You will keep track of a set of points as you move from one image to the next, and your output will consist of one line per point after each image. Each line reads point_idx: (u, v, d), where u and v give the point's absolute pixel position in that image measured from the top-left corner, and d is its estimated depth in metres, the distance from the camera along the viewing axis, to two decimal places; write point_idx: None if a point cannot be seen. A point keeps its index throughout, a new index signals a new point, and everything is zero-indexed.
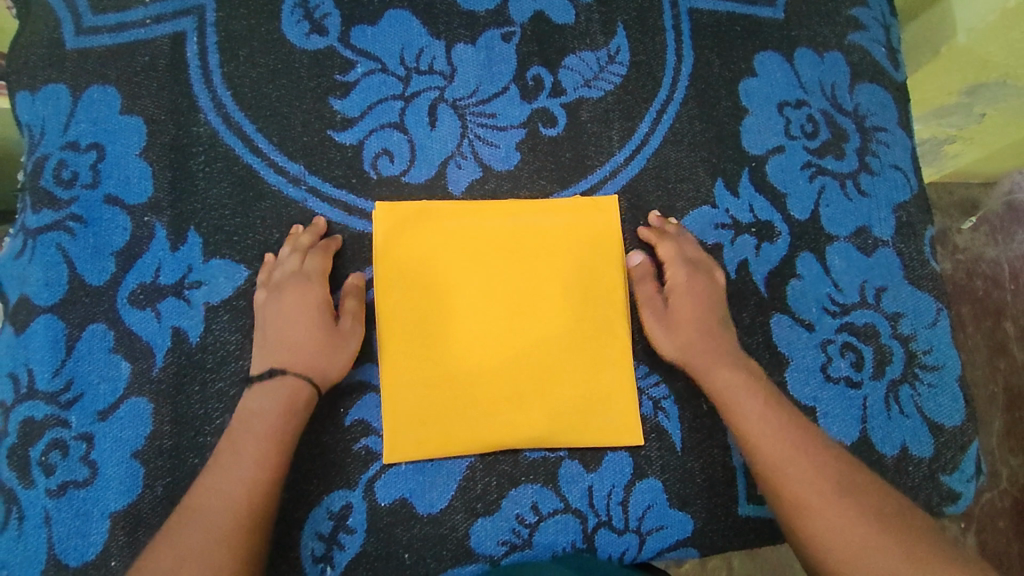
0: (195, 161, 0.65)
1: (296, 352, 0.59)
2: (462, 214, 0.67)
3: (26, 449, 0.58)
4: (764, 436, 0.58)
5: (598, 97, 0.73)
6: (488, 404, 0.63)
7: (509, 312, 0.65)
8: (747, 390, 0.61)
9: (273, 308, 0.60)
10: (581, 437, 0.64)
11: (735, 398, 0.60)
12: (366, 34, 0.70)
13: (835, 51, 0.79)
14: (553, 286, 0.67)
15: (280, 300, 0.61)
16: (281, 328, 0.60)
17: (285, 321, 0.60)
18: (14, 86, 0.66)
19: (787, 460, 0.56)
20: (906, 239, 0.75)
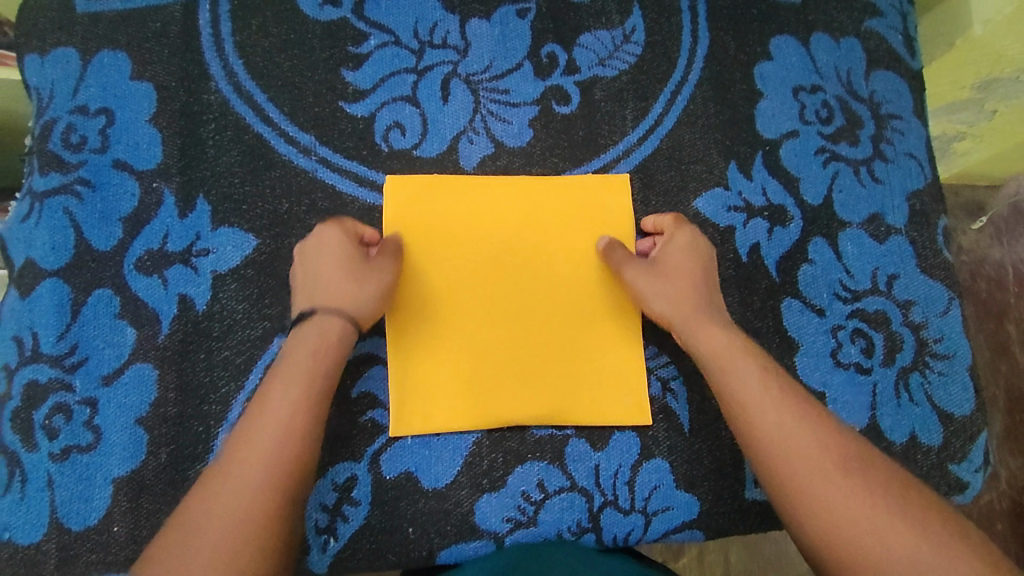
0: (205, 129, 0.65)
1: (329, 282, 0.57)
2: (471, 187, 0.66)
3: (30, 412, 0.57)
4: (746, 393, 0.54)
5: (612, 77, 0.72)
6: (493, 378, 0.63)
7: (517, 289, 0.65)
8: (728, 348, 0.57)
9: (309, 251, 0.60)
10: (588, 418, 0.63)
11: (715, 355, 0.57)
12: (380, 6, 0.69)
13: (852, 38, 0.78)
14: (564, 264, 0.66)
15: (315, 244, 0.60)
16: (315, 269, 0.59)
17: (320, 265, 0.58)
18: (24, 49, 0.65)
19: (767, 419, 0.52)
20: (919, 227, 0.74)
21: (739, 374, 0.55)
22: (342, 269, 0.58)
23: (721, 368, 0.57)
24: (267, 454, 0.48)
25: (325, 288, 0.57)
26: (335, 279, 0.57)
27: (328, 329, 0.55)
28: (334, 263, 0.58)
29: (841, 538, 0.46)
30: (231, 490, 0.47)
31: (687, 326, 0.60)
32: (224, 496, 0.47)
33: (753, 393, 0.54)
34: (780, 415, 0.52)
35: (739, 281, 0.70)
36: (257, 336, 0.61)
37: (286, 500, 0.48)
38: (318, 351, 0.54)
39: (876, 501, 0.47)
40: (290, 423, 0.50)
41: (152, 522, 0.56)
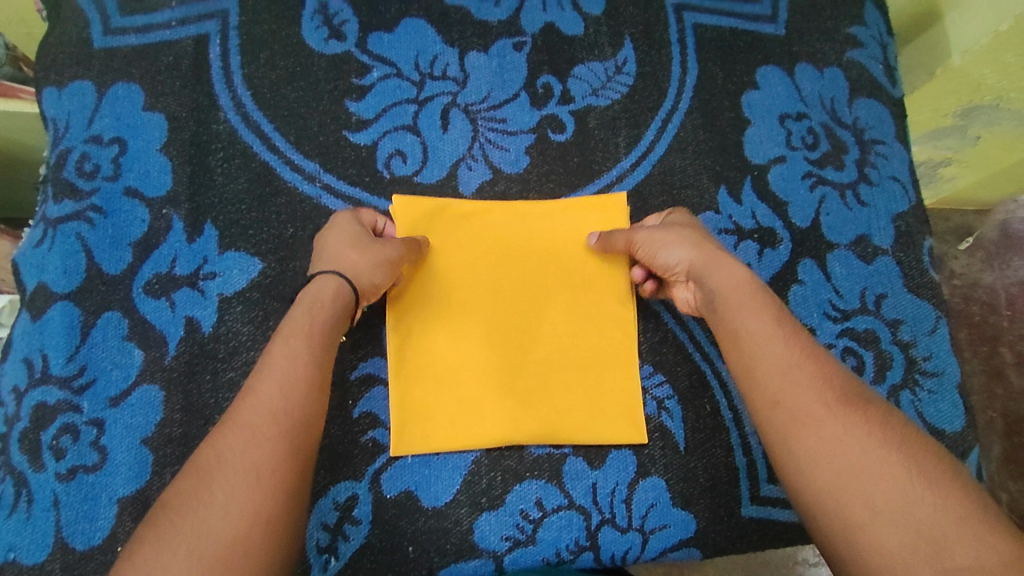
0: (214, 158, 0.67)
1: (337, 250, 0.59)
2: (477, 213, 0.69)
3: (38, 433, 0.58)
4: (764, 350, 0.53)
5: (605, 106, 0.75)
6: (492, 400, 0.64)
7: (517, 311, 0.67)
8: (747, 301, 0.55)
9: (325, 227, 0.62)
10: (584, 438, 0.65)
11: (731, 308, 0.56)
12: (382, 40, 0.73)
13: (834, 67, 0.81)
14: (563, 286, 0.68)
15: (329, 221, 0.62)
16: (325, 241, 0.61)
17: (331, 238, 0.60)
18: (42, 83, 0.68)
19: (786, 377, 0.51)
20: (905, 248, 0.77)
21: (747, 312, 0.55)
22: (352, 240, 0.60)
23: (731, 305, 0.56)
24: (280, 407, 0.48)
25: (332, 256, 0.59)
26: (343, 248, 0.59)
27: (329, 285, 0.56)
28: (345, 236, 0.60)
29: (830, 475, 0.46)
30: (245, 439, 0.46)
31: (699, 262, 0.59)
32: (238, 446, 0.46)
33: (761, 332, 0.53)
34: (788, 354, 0.52)
35: None
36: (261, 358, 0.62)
37: (303, 450, 0.48)
38: (318, 304, 0.55)
39: (873, 440, 0.46)
40: (300, 376, 0.50)
41: None
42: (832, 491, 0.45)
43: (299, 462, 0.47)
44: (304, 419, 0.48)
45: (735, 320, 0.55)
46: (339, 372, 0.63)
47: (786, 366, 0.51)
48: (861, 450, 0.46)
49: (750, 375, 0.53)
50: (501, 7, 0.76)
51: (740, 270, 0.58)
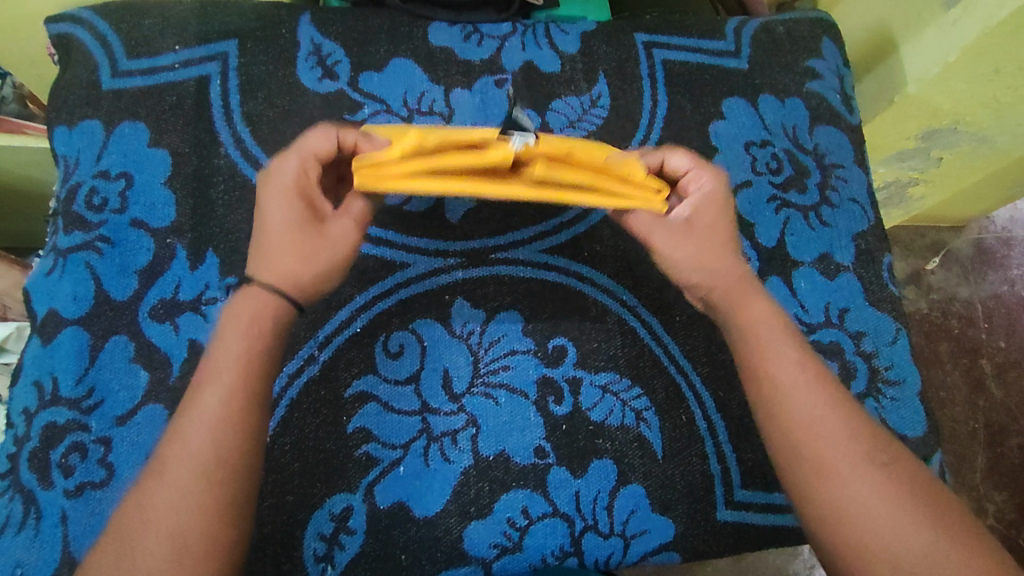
0: (216, 190, 0.72)
1: (274, 244, 0.54)
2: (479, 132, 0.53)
3: (48, 452, 0.61)
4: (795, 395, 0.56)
5: (582, 136, 0.81)
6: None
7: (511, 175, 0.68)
8: (772, 341, 0.58)
9: (263, 194, 0.55)
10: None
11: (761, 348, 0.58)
12: (372, 79, 0.78)
13: (795, 98, 0.88)
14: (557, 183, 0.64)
15: (266, 187, 0.55)
16: (262, 219, 0.55)
17: (266, 221, 0.55)
18: (54, 122, 0.73)
19: (806, 421, 0.55)
20: (865, 265, 0.82)
21: (775, 352, 0.58)
22: (288, 230, 0.54)
23: (762, 345, 0.58)
24: (204, 459, 0.48)
25: (271, 254, 0.54)
26: (278, 260, 0.54)
27: (264, 300, 0.54)
28: (281, 218, 0.54)
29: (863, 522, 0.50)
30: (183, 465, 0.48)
31: (727, 297, 0.60)
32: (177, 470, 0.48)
33: (794, 377, 0.56)
34: (816, 399, 0.55)
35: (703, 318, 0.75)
36: None
37: (240, 492, 0.49)
38: (247, 326, 0.53)
39: (887, 496, 0.51)
40: (227, 415, 0.50)
41: None
42: (851, 545, 0.50)
43: (229, 511, 0.48)
44: (231, 466, 0.49)
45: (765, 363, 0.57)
46: (331, 386, 0.67)
47: (813, 412, 0.55)
48: (878, 496, 0.51)
49: (784, 419, 0.55)
50: (483, 47, 0.82)
51: (765, 306, 0.60)
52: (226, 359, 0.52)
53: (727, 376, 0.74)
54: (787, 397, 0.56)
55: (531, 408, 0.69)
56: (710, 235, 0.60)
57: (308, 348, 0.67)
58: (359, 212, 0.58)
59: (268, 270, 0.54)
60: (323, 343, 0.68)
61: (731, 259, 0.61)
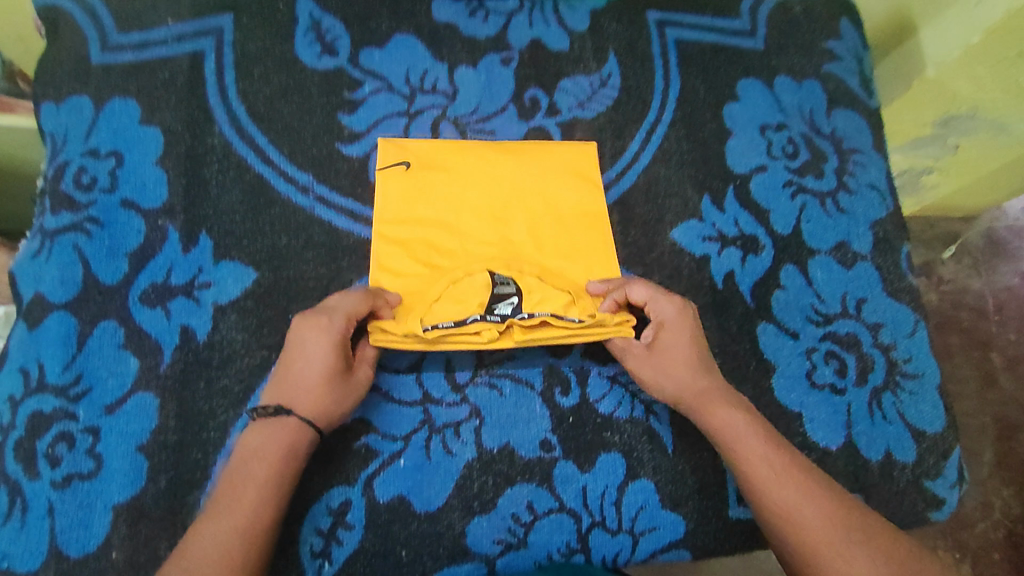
0: (209, 170, 0.69)
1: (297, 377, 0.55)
2: (472, 292, 0.62)
3: (34, 441, 0.59)
4: (776, 485, 0.54)
5: (591, 118, 0.77)
6: (487, 156, 0.72)
7: (510, 196, 0.71)
8: (748, 435, 0.57)
9: (293, 332, 0.57)
10: (534, 144, 0.74)
11: (739, 443, 0.57)
12: (374, 56, 0.75)
13: (812, 80, 0.84)
14: (554, 241, 0.70)
15: (299, 328, 0.57)
16: (287, 358, 0.56)
17: (292, 365, 0.55)
18: (40, 98, 0.70)
19: (796, 507, 0.52)
20: (883, 254, 0.79)
21: (755, 454, 0.56)
22: (314, 375, 0.55)
23: (743, 458, 0.56)
24: (238, 559, 0.48)
25: (289, 387, 0.55)
26: (307, 390, 0.54)
27: (281, 433, 0.53)
28: (308, 365, 0.55)
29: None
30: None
31: (695, 407, 0.60)
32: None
33: (785, 488, 0.53)
34: (811, 505, 0.52)
35: (715, 307, 0.73)
36: (254, 364, 0.63)
37: None
38: (267, 456, 0.52)
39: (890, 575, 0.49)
40: (246, 527, 0.49)
41: (151, 548, 0.58)
42: None
43: None
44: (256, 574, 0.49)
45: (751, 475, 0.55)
46: None
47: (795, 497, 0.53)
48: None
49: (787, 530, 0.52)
50: (489, 24, 0.79)
51: (739, 410, 0.59)
52: (243, 482, 0.51)
53: (739, 368, 0.71)
54: (769, 495, 0.54)
55: (537, 400, 0.66)
56: (672, 350, 0.61)
57: None
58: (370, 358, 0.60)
59: (288, 400, 0.54)
60: None
61: (706, 374, 0.61)
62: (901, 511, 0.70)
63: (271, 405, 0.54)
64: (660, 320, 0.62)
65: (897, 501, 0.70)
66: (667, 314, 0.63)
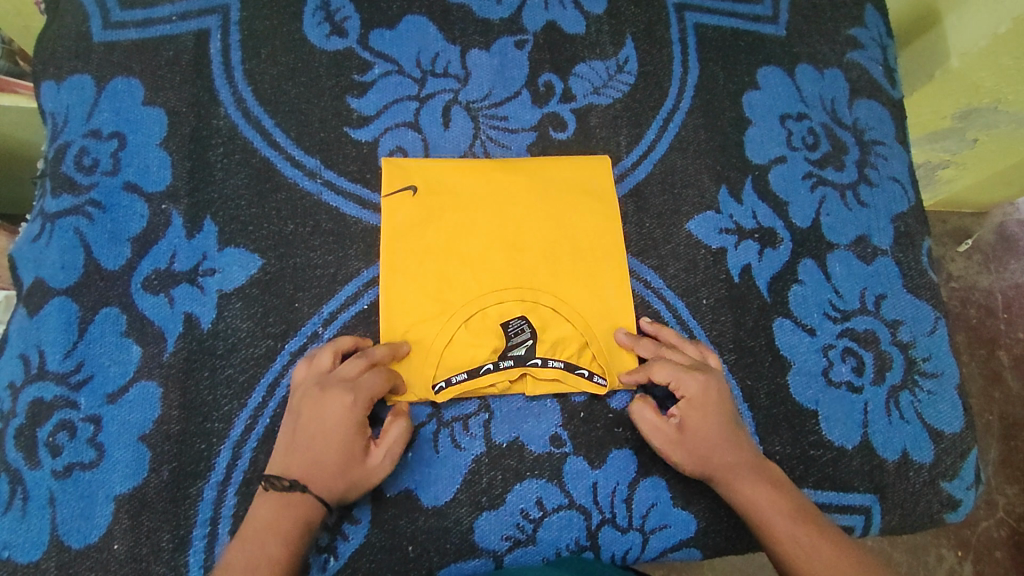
0: (213, 153, 0.67)
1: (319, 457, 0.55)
2: (485, 336, 0.64)
3: (34, 430, 0.58)
4: (809, 561, 0.53)
5: (607, 105, 0.75)
6: (500, 182, 0.70)
7: (523, 219, 0.69)
8: (775, 510, 0.57)
9: (311, 406, 0.56)
10: (550, 161, 0.72)
11: (768, 519, 0.56)
12: (384, 37, 0.73)
13: (835, 68, 0.82)
14: (568, 264, 0.68)
15: (320, 404, 0.56)
16: (303, 426, 0.56)
17: (308, 442, 0.55)
18: (40, 76, 0.67)
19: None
20: (904, 249, 0.77)
21: (782, 527, 0.56)
22: (335, 458, 0.55)
23: (774, 532, 0.56)
24: None
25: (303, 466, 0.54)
26: (323, 455, 0.55)
27: (293, 511, 0.53)
28: (330, 447, 0.55)
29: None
30: None
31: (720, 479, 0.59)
32: None
33: (819, 559, 0.53)
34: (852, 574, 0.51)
35: (731, 302, 0.71)
36: (259, 354, 0.62)
37: None
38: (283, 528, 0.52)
39: None
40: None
41: (153, 540, 0.56)
42: None
43: None
44: None
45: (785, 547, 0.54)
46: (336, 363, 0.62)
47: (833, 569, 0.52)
48: None
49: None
50: (502, 5, 0.76)
51: (765, 486, 0.58)
52: (257, 558, 0.50)
53: (753, 364, 0.70)
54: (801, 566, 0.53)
55: (548, 395, 0.65)
56: (699, 424, 0.60)
57: (312, 324, 0.63)
58: (398, 435, 0.59)
59: (303, 474, 0.54)
60: (328, 320, 0.64)
61: (732, 449, 0.60)
62: (916, 512, 0.69)
63: (287, 477, 0.54)
64: (686, 397, 0.61)
65: (911, 502, 0.69)
66: (695, 385, 0.61)
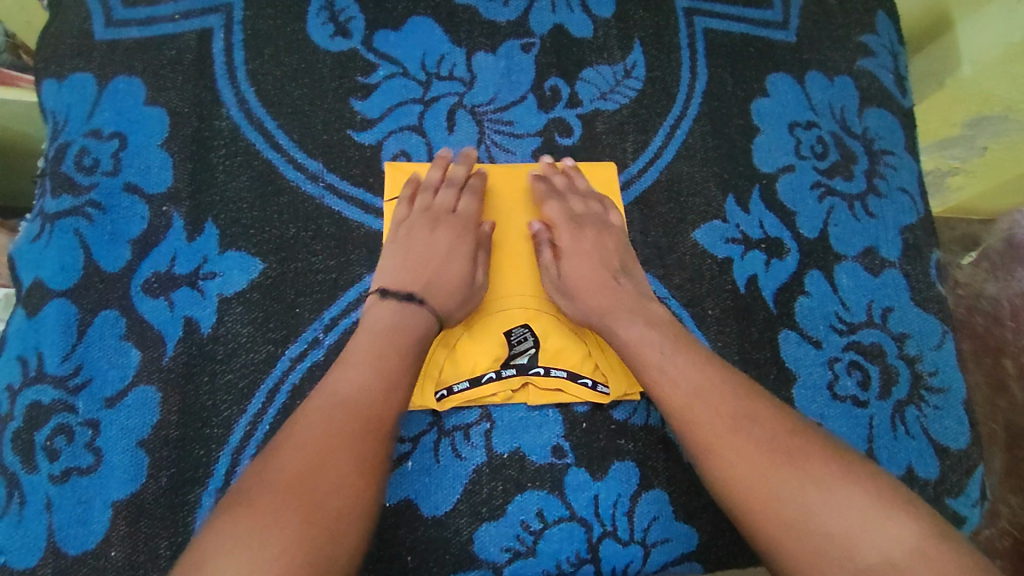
0: (216, 154, 0.66)
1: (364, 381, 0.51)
2: (489, 343, 0.64)
3: (31, 433, 0.57)
4: (673, 390, 0.54)
5: (614, 110, 0.74)
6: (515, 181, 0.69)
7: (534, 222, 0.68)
8: (650, 346, 0.57)
9: (423, 233, 0.63)
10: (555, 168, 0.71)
11: (641, 356, 0.57)
12: (389, 38, 0.72)
13: (845, 76, 0.81)
14: None
15: (433, 232, 0.63)
16: (415, 250, 0.62)
17: (373, 333, 0.55)
18: (41, 74, 0.67)
19: (698, 408, 0.52)
20: (912, 261, 0.76)
21: (652, 359, 0.56)
22: (457, 276, 0.61)
23: (645, 362, 0.56)
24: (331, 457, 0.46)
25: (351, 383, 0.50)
26: (441, 269, 0.61)
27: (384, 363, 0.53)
28: (449, 266, 0.61)
29: (763, 514, 0.46)
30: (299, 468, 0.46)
31: (599, 322, 0.61)
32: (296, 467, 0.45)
33: (686, 393, 0.53)
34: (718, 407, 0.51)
35: (736, 313, 0.70)
36: (259, 359, 0.61)
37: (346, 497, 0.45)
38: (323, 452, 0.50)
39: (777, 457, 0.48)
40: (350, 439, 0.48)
41: (151, 547, 0.56)
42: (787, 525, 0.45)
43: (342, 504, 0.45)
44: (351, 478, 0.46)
45: (656, 377, 0.55)
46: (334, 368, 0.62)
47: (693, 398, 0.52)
48: (771, 462, 0.48)
49: (685, 431, 0.52)
50: (509, 7, 0.75)
51: (640, 323, 0.59)
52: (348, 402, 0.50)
53: (758, 377, 0.69)
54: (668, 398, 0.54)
55: (550, 405, 0.64)
56: (581, 268, 0.63)
57: (312, 330, 0.63)
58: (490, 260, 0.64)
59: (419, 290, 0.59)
60: (329, 326, 0.63)
61: (608, 293, 0.61)
62: None
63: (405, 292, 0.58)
64: (562, 245, 0.65)
65: None
66: (582, 227, 0.65)
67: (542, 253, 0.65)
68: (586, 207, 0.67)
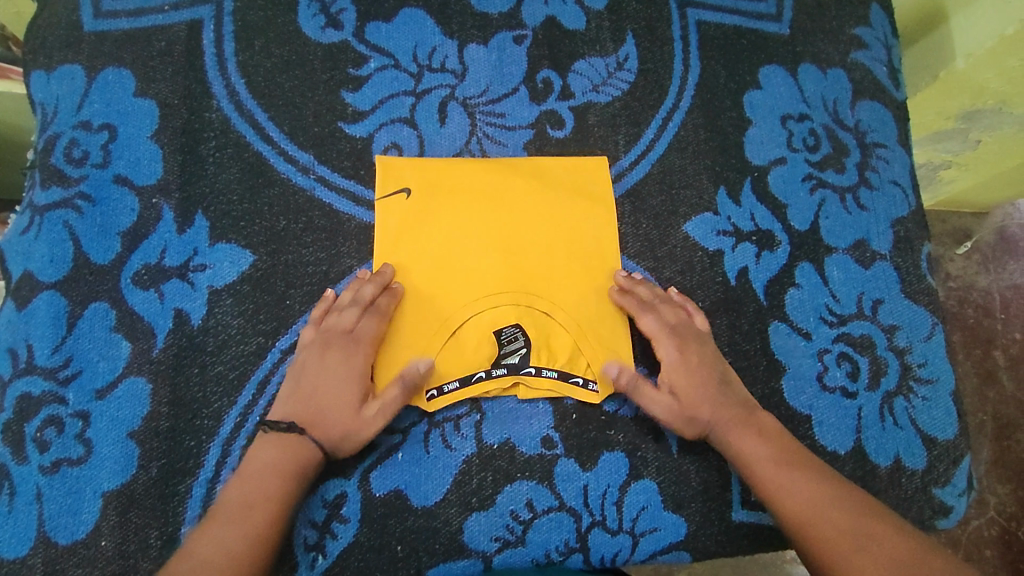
0: (206, 146, 0.66)
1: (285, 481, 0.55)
2: (479, 342, 0.64)
3: (22, 425, 0.57)
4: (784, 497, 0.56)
5: (606, 103, 0.74)
6: (499, 181, 0.69)
7: (516, 223, 0.68)
8: (768, 459, 0.58)
9: (315, 365, 0.59)
10: (546, 159, 0.71)
11: (754, 468, 0.59)
12: (380, 30, 0.71)
13: (838, 69, 0.80)
14: (567, 265, 0.68)
15: (324, 358, 0.59)
16: (315, 376, 0.59)
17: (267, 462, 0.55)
18: (30, 66, 0.67)
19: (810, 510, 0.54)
20: (903, 254, 0.76)
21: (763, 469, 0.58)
22: (348, 402, 0.58)
23: (761, 478, 0.58)
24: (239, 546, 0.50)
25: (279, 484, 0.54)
26: (327, 398, 0.58)
27: (290, 451, 0.56)
28: (340, 395, 0.58)
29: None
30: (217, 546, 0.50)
31: (722, 432, 0.61)
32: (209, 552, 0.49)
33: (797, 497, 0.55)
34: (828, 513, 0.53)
35: (727, 304, 0.70)
36: (250, 351, 0.61)
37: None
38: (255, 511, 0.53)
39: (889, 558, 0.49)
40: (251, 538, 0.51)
41: (141, 537, 0.56)
42: None
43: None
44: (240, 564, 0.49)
45: (773, 496, 0.56)
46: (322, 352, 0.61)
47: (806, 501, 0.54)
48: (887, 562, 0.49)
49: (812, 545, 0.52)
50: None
51: (757, 437, 0.60)
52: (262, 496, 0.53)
53: (748, 368, 0.69)
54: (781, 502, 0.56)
55: (541, 398, 0.65)
56: (697, 382, 0.63)
57: (303, 322, 0.63)
58: (395, 396, 0.59)
59: (300, 419, 0.57)
60: None
61: (722, 400, 0.62)
62: (907, 518, 0.68)
63: (284, 422, 0.57)
64: (669, 359, 0.64)
65: (903, 507, 0.68)
66: (686, 340, 0.64)
67: (640, 389, 0.63)
68: (677, 313, 0.66)
